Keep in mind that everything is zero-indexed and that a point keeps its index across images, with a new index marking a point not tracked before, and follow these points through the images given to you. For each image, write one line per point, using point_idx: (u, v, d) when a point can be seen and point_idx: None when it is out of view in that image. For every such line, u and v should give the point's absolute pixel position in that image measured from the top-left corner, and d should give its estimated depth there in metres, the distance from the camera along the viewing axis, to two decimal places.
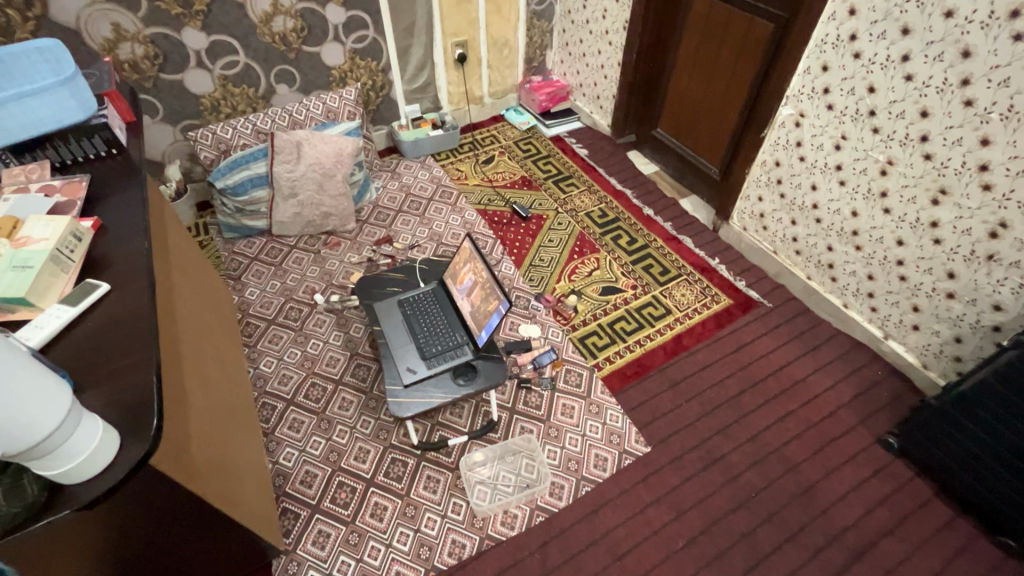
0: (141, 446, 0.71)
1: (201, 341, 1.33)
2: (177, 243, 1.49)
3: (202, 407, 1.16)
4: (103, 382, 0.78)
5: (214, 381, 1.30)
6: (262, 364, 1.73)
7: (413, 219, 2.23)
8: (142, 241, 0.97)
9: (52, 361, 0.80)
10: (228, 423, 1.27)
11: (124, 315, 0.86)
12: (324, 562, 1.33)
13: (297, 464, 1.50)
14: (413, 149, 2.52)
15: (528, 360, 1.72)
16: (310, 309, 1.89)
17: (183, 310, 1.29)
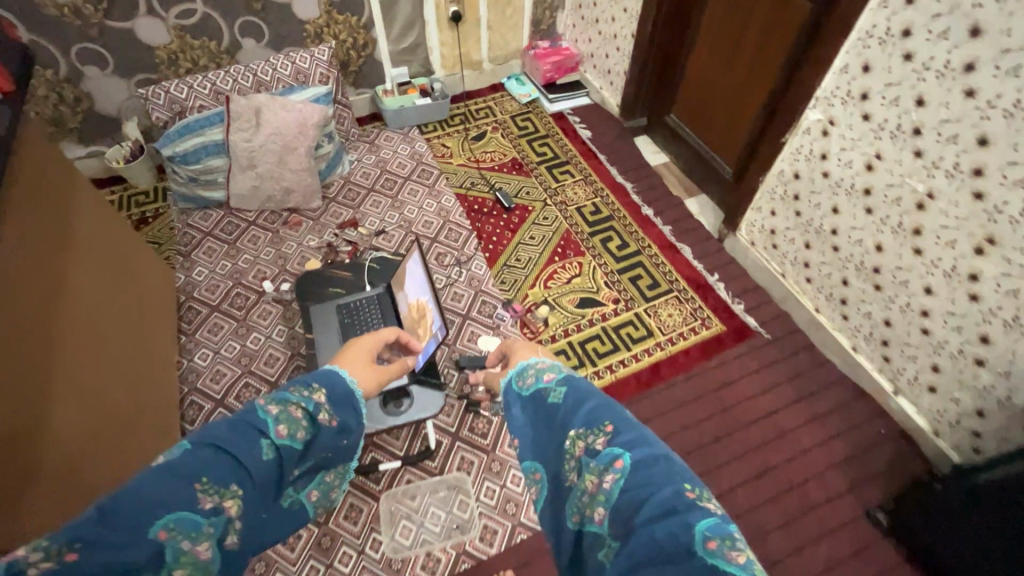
0: None
1: (86, 362, 1.18)
2: (82, 232, 1.29)
3: (61, 455, 1.05)
4: None
5: (98, 407, 1.18)
6: (196, 356, 1.60)
7: (384, 201, 2.03)
8: None
9: None
10: (107, 454, 1.17)
11: None
12: None
13: None
14: (396, 118, 2.28)
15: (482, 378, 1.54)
16: (257, 297, 1.74)
17: (65, 312, 1.15)
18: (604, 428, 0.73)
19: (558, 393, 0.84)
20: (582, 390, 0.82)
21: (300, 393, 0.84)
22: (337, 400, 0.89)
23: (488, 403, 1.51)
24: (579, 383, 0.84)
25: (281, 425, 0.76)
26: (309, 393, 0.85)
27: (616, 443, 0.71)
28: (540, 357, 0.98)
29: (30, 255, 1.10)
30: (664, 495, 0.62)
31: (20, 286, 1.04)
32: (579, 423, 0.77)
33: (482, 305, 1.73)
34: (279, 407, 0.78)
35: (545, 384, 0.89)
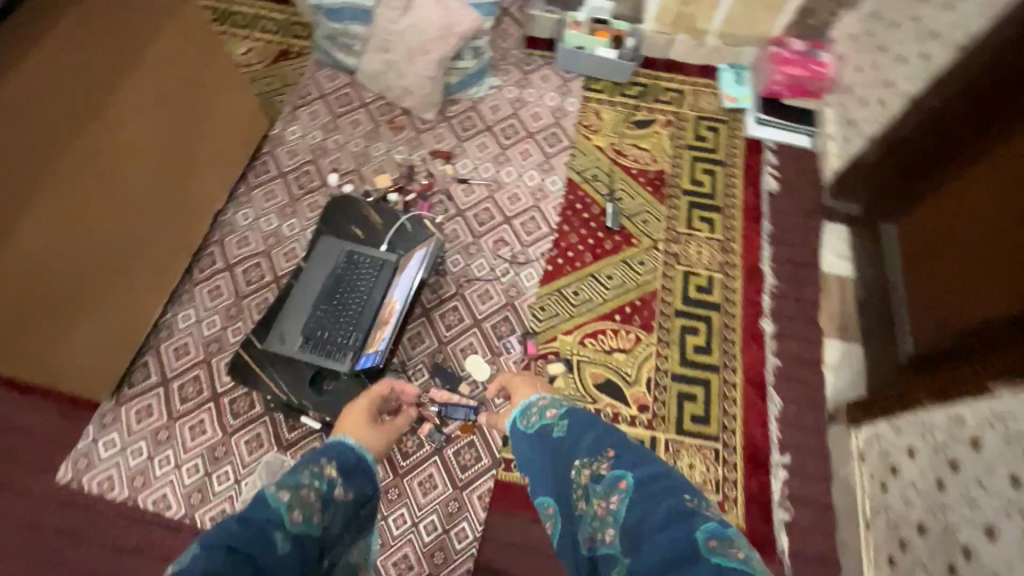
0: None
1: (100, 187, 1.21)
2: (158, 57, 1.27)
3: (36, 265, 1.10)
4: None
5: (101, 223, 1.23)
6: (240, 212, 1.63)
7: (492, 149, 1.76)
8: None
9: None
10: (88, 278, 1.22)
11: None
12: (129, 435, 1.32)
13: (185, 330, 1.45)
14: (567, 58, 1.90)
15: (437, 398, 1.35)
16: (319, 185, 1.68)
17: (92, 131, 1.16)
18: (607, 453, 0.80)
19: (562, 427, 0.90)
20: (591, 423, 0.88)
21: (314, 467, 0.76)
22: (352, 474, 0.81)
23: (430, 428, 1.34)
24: (584, 417, 0.90)
25: (295, 509, 0.68)
26: (323, 465, 0.78)
27: (618, 466, 0.78)
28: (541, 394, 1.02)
29: (75, 61, 1.09)
30: (666, 505, 0.70)
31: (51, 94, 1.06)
32: (585, 452, 0.84)
33: (500, 322, 1.49)
34: (291, 491, 0.70)
35: (547, 419, 0.94)
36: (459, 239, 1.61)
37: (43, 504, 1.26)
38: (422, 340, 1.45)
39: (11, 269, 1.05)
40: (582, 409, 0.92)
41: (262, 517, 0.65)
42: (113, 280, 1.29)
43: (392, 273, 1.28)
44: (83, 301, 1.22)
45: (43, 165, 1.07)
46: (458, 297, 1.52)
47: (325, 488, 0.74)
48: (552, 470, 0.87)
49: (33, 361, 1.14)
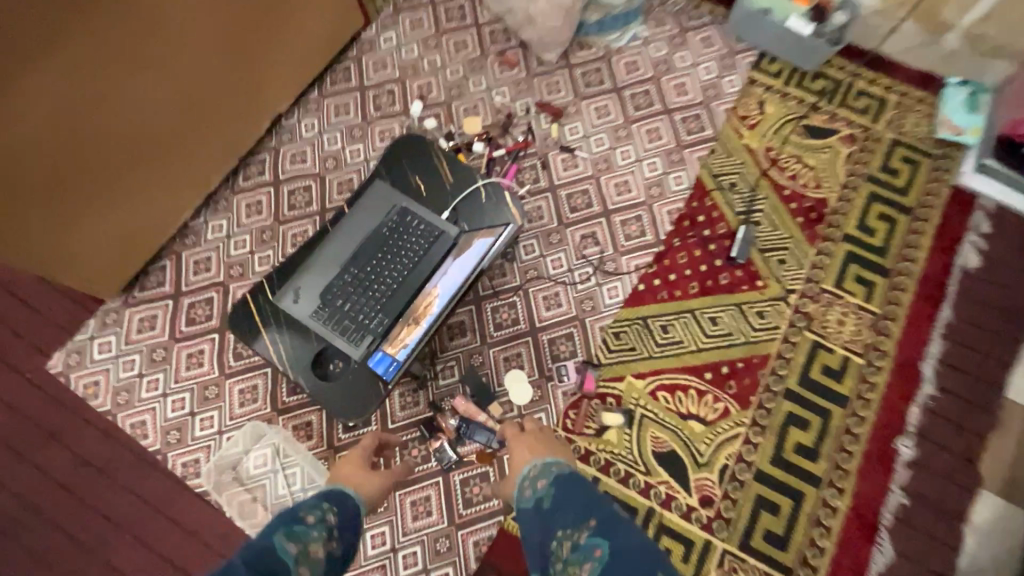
0: None
1: (132, 62, 0.99)
2: None
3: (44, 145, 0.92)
4: None
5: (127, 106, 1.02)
6: (304, 121, 1.39)
7: (613, 118, 1.40)
8: None
9: None
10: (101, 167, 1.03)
11: None
12: (126, 343, 1.19)
13: (212, 243, 1.28)
14: (744, 21, 1.44)
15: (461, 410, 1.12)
16: (398, 111, 1.41)
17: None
18: (588, 522, 0.80)
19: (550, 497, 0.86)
20: (586, 495, 0.84)
21: (314, 513, 0.77)
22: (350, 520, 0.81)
23: (444, 443, 1.10)
24: (578, 484, 0.87)
25: (301, 566, 0.69)
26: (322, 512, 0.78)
27: (598, 536, 0.79)
28: (540, 458, 0.93)
29: None
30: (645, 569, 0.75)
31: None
32: (567, 521, 0.82)
33: (561, 338, 1.20)
34: (299, 545, 0.71)
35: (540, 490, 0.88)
36: (541, 222, 1.30)
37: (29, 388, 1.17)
38: (463, 334, 1.20)
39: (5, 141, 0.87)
40: (576, 472, 0.90)
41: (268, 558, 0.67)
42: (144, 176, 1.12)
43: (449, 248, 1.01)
44: (103, 195, 1.06)
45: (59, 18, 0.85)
46: (520, 293, 1.24)
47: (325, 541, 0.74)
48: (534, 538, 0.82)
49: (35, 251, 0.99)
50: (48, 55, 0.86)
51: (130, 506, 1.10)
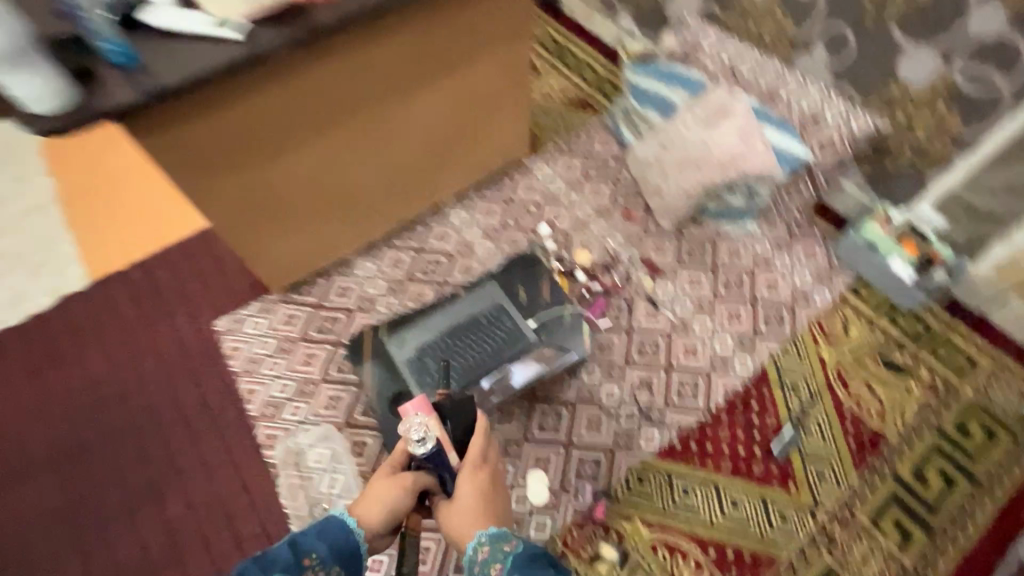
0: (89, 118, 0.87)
1: (379, 141, 1.40)
2: (479, 72, 1.43)
3: (286, 171, 1.29)
4: (157, 71, 0.92)
5: (363, 167, 1.43)
6: (454, 212, 1.75)
7: (702, 291, 1.59)
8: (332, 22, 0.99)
9: (199, 45, 0.96)
10: (330, 196, 1.43)
11: (206, 50, 0.95)
12: (268, 328, 1.55)
13: (356, 279, 1.62)
14: (848, 250, 1.59)
15: (432, 435, 0.99)
16: (525, 229, 1.72)
17: (401, 107, 1.35)
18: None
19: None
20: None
21: (314, 567, 0.87)
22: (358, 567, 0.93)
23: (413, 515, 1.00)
24: (528, 562, 0.88)
25: None
26: (324, 568, 0.88)
27: None
28: (482, 529, 0.95)
29: (417, 53, 1.27)
30: None
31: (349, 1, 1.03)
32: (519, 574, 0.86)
33: (591, 461, 1.34)
34: None
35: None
36: (608, 353, 1.48)
37: (193, 336, 1.55)
38: (509, 422, 1.39)
39: (289, 169, 1.29)
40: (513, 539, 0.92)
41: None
42: (349, 186, 1.45)
43: (528, 368, 1.24)
44: (328, 213, 1.48)
45: (352, 109, 1.27)
46: (568, 407, 1.41)
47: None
48: None
49: (257, 245, 1.40)
50: (340, 132, 1.30)
51: (218, 455, 1.39)
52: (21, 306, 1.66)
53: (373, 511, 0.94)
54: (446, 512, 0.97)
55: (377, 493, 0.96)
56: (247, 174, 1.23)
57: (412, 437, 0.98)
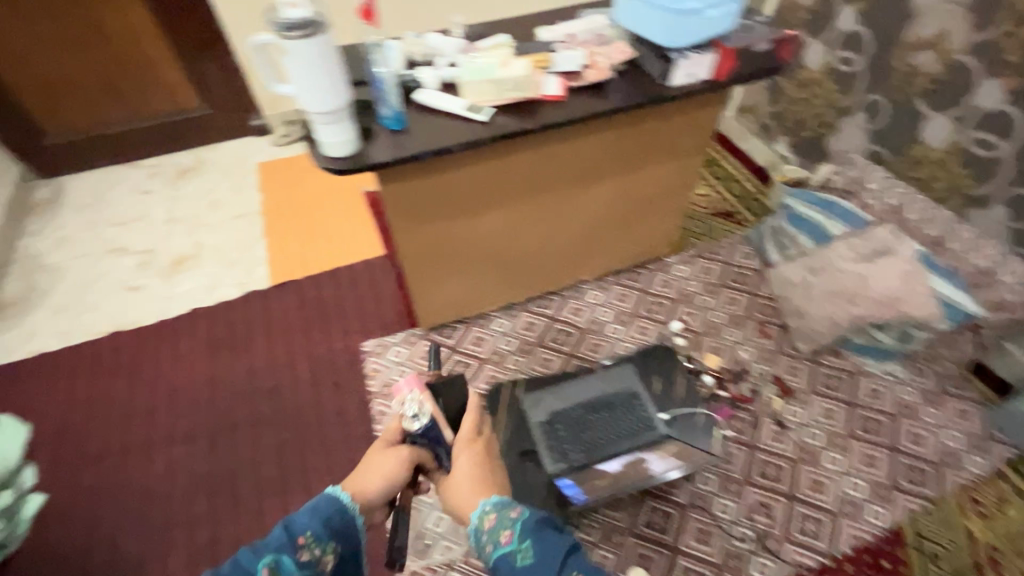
0: (359, 162, 1.07)
1: (557, 219, 1.54)
2: (659, 176, 1.56)
3: (476, 228, 1.45)
4: (416, 135, 1.13)
5: (535, 238, 1.57)
6: (591, 290, 1.85)
7: (835, 423, 1.53)
8: (559, 119, 1.17)
9: (449, 119, 1.16)
10: (499, 256, 1.58)
11: (455, 125, 1.15)
12: (407, 359, 1.70)
13: (492, 332, 1.75)
14: (1010, 420, 1.47)
15: (426, 410, 0.91)
16: (657, 321, 1.77)
17: (585, 193, 1.49)
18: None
19: (528, 554, 0.73)
20: (548, 543, 0.73)
21: (310, 549, 0.73)
22: (355, 546, 0.80)
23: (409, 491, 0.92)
24: (540, 529, 0.76)
25: None
26: (323, 551, 0.75)
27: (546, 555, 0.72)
28: (484, 498, 0.84)
29: (616, 153, 1.42)
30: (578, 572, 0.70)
31: (580, 105, 1.21)
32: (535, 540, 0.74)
33: (697, 574, 1.29)
34: None
35: (503, 548, 0.76)
36: (728, 465, 1.45)
37: (343, 350, 1.74)
38: (616, 508, 1.38)
39: (479, 227, 1.45)
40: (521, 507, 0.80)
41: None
42: (517, 251, 1.60)
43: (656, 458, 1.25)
44: (484, 273, 1.62)
45: (547, 189, 1.43)
46: (679, 509, 1.38)
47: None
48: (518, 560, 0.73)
49: (426, 285, 1.57)
50: (529, 205, 1.46)
51: (342, 465, 1.52)
52: (214, 293, 1.95)
53: (372, 481, 0.85)
54: (445, 486, 0.88)
55: (374, 461, 0.88)
56: (437, 223, 1.39)
57: (407, 413, 0.90)
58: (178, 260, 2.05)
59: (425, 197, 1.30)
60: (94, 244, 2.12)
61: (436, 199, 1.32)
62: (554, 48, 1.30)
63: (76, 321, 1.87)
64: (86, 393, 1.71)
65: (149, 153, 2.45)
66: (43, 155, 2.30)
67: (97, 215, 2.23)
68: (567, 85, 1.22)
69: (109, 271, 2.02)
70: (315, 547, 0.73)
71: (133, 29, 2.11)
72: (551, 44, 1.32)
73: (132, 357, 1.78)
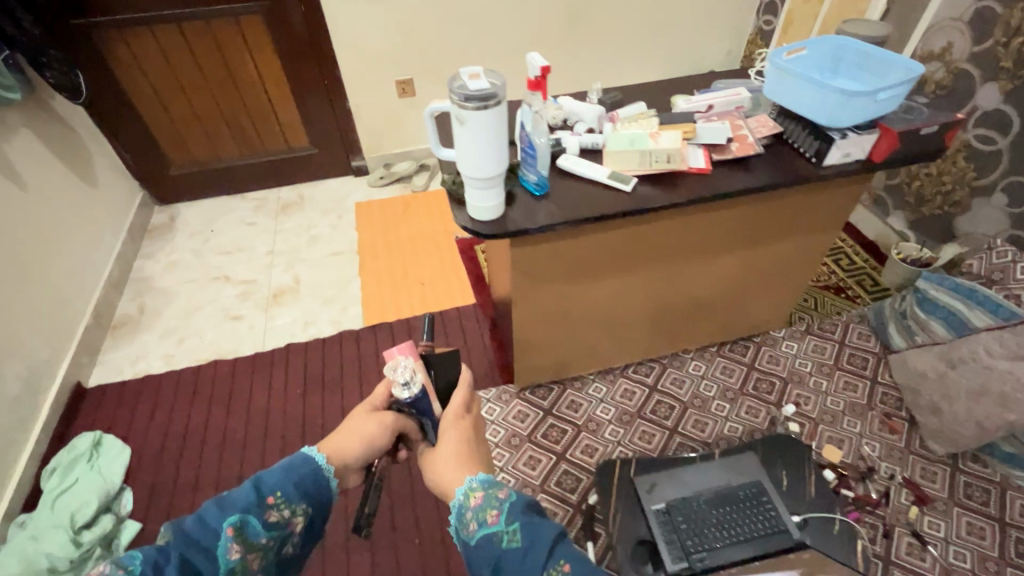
0: (503, 227, 1.05)
1: (677, 288, 1.47)
2: (789, 249, 1.47)
3: (595, 294, 1.40)
4: (558, 202, 1.11)
5: (650, 306, 1.50)
6: (693, 361, 1.76)
7: (983, 543, 1.34)
8: (705, 193, 1.12)
9: (591, 188, 1.13)
10: (610, 323, 1.52)
11: (597, 194, 1.12)
12: (499, 417, 1.64)
13: (588, 397, 1.67)
14: None
15: (418, 381, 0.95)
16: (767, 401, 1.65)
17: (710, 264, 1.42)
18: (563, 564, 0.72)
19: (514, 537, 0.76)
20: (539, 530, 0.75)
21: (279, 509, 0.81)
22: (324, 509, 0.88)
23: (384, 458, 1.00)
24: (526, 513, 0.79)
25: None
26: (289, 511, 0.82)
27: (524, 528, 0.76)
28: (472, 475, 0.89)
29: (751, 225, 1.35)
30: (555, 538, 0.76)
31: (728, 180, 1.15)
32: (512, 517, 0.78)
33: None
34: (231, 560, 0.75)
35: (488, 527, 0.78)
36: None
37: None
38: None
39: (598, 294, 1.39)
40: (498, 488, 0.83)
41: (207, 554, 0.74)
42: (629, 319, 1.53)
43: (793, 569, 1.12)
44: (590, 337, 1.55)
45: (674, 258, 1.37)
46: None
47: (274, 543, 0.80)
48: (497, 540, 0.76)
49: (531, 346, 1.52)
50: (652, 274, 1.40)
51: None
52: (309, 330, 1.98)
53: (351, 444, 0.93)
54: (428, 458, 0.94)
55: (357, 430, 0.95)
56: (556, 287, 1.34)
57: (399, 380, 0.94)
58: (277, 293, 2.11)
59: (552, 263, 1.26)
60: (200, 271, 2.22)
61: (564, 265, 1.28)
62: (696, 119, 1.27)
63: (179, 346, 1.93)
64: (185, 420, 1.74)
65: (256, 187, 2.58)
66: (165, 183, 2.46)
67: (205, 243, 2.35)
68: (713, 160, 1.17)
69: (213, 299, 2.10)
70: (283, 509, 0.81)
71: (262, 75, 2.25)
72: (691, 113, 1.29)
73: (229, 388, 1.81)
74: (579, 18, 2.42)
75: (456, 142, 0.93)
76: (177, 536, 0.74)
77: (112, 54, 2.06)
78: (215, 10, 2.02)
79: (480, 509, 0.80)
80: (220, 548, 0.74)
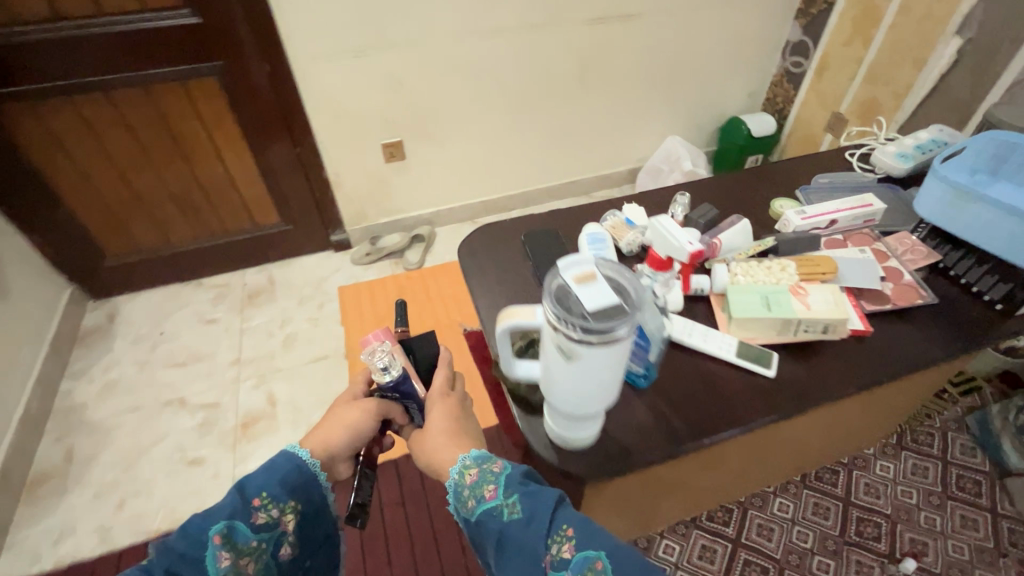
0: (609, 460, 0.70)
1: (789, 443, 1.13)
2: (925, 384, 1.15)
3: (692, 468, 1.05)
4: (676, 401, 0.76)
5: (752, 463, 1.16)
6: (777, 498, 1.43)
7: None
8: (875, 370, 0.79)
9: (713, 370, 0.79)
10: (700, 486, 1.17)
11: (727, 381, 0.78)
12: None
13: (661, 562, 1.33)
14: None
15: (398, 363, 0.78)
16: (879, 555, 1.33)
17: (838, 415, 1.09)
18: (568, 530, 0.60)
19: (515, 509, 0.63)
20: (538, 496, 0.63)
21: (268, 510, 0.67)
22: (320, 508, 0.74)
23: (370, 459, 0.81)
24: (526, 483, 0.66)
25: None
26: (281, 509, 0.68)
27: (529, 501, 0.63)
28: (464, 453, 0.73)
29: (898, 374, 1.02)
30: (568, 515, 0.62)
31: (896, 342, 0.83)
32: (514, 489, 0.65)
33: None
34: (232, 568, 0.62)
35: (486, 503, 0.65)
36: None
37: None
38: None
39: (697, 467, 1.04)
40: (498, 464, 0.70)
41: (191, 566, 0.60)
42: (722, 479, 1.18)
43: None
44: (672, 505, 1.20)
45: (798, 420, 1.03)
46: None
47: (268, 552, 0.66)
48: (496, 520, 0.63)
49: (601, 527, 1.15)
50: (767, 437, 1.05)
51: None
52: None
53: (335, 432, 0.76)
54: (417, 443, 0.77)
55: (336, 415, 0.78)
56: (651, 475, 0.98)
57: (376, 364, 0.77)
58: (247, 422, 1.69)
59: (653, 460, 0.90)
60: (148, 393, 1.77)
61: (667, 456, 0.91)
62: (821, 243, 0.95)
63: (120, 511, 1.49)
64: None
65: (215, 273, 2.15)
66: (100, 277, 2.01)
67: (152, 353, 1.90)
68: (867, 313, 0.85)
69: (164, 436, 1.66)
70: (272, 509, 0.67)
71: (218, 147, 1.84)
72: (812, 233, 0.97)
73: None
74: (593, 68, 2.10)
75: (544, 363, 0.59)
76: (158, 554, 0.61)
77: (20, 134, 1.62)
78: (153, 74, 1.60)
79: (478, 478, 0.68)
80: (207, 560, 0.61)
